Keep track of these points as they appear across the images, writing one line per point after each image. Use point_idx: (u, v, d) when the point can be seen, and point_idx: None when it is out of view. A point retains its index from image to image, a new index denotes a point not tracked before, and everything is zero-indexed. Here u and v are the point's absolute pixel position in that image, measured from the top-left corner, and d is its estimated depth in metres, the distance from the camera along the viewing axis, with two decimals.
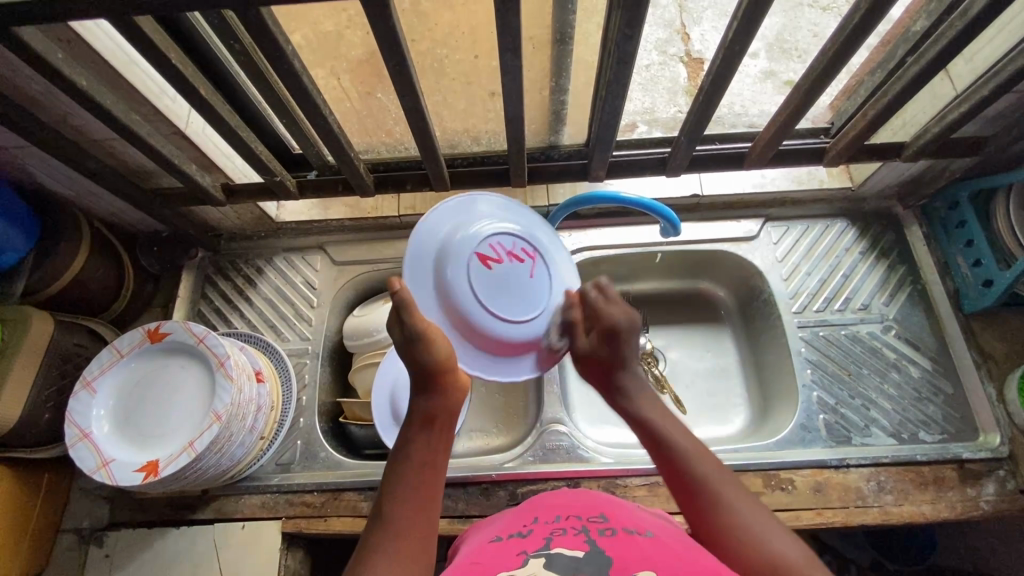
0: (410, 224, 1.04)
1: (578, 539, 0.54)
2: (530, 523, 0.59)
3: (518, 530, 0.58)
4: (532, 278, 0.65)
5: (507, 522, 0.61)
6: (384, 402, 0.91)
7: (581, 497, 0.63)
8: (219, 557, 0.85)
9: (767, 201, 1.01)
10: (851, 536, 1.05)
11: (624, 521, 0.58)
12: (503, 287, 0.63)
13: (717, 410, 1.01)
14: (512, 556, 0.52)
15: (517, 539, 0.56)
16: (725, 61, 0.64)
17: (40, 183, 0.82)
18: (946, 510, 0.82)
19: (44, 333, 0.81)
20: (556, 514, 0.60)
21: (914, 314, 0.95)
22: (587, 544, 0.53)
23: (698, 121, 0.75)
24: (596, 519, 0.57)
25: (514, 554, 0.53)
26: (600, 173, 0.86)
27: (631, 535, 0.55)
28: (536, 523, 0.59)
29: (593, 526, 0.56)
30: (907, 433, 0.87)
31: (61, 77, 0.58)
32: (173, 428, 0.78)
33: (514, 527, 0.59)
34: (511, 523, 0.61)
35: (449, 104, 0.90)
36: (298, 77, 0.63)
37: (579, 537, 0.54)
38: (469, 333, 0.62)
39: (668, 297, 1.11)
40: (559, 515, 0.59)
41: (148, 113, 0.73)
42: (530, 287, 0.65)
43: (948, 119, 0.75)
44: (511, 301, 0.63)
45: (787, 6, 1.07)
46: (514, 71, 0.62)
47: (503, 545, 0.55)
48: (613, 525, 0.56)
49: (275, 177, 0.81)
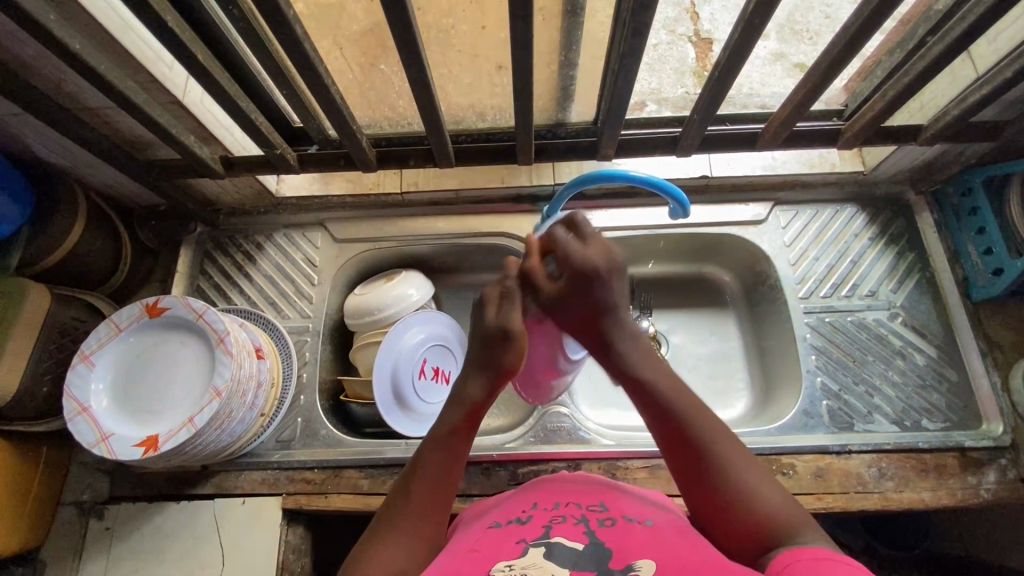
0: (412, 202, 1.03)
1: (579, 529, 0.54)
2: (529, 509, 0.59)
3: (517, 515, 0.58)
4: None
5: (506, 508, 0.61)
6: (387, 389, 0.91)
7: (582, 483, 0.63)
8: (219, 531, 0.85)
9: (776, 184, 0.99)
10: (844, 521, 1.07)
11: (624, 509, 0.58)
12: None
13: (719, 394, 1.01)
14: (511, 544, 0.53)
15: (516, 524, 0.56)
16: (743, 38, 0.62)
17: (35, 152, 0.80)
18: (946, 497, 0.82)
19: (41, 306, 0.80)
20: (556, 500, 0.59)
21: (921, 302, 0.94)
22: (587, 534, 0.53)
23: (710, 98, 0.73)
24: (596, 508, 0.58)
25: (513, 543, 0.53)
26: (609, 151, 0.84)
27: (631, 523, 0.55)
28: (535, 508, 0.59)
29: (594, 515, 0.56)
30: (910, 420, 0.87)
31: (53, 39, 0.55)
32: (175, 405, 0.77)
33: (513, 512, 0.59)
34: (511, 508, 0.61)
35: (454, 77, 0.87)
36: (300, 44, 0.60)
37: (579, 526, 0.54)
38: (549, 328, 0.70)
39: (672, 281, 1.10)
40: (560, 502, 0.59)
41: (144, 81, 0.70)
42: None
43: (968, 101, 0.73)
44: None
45: None
46: (525, 42, 0.60)
47: (504, 531, 0.55)
48: (613, 513, 0.56)
49: (276, 150, 0.79)
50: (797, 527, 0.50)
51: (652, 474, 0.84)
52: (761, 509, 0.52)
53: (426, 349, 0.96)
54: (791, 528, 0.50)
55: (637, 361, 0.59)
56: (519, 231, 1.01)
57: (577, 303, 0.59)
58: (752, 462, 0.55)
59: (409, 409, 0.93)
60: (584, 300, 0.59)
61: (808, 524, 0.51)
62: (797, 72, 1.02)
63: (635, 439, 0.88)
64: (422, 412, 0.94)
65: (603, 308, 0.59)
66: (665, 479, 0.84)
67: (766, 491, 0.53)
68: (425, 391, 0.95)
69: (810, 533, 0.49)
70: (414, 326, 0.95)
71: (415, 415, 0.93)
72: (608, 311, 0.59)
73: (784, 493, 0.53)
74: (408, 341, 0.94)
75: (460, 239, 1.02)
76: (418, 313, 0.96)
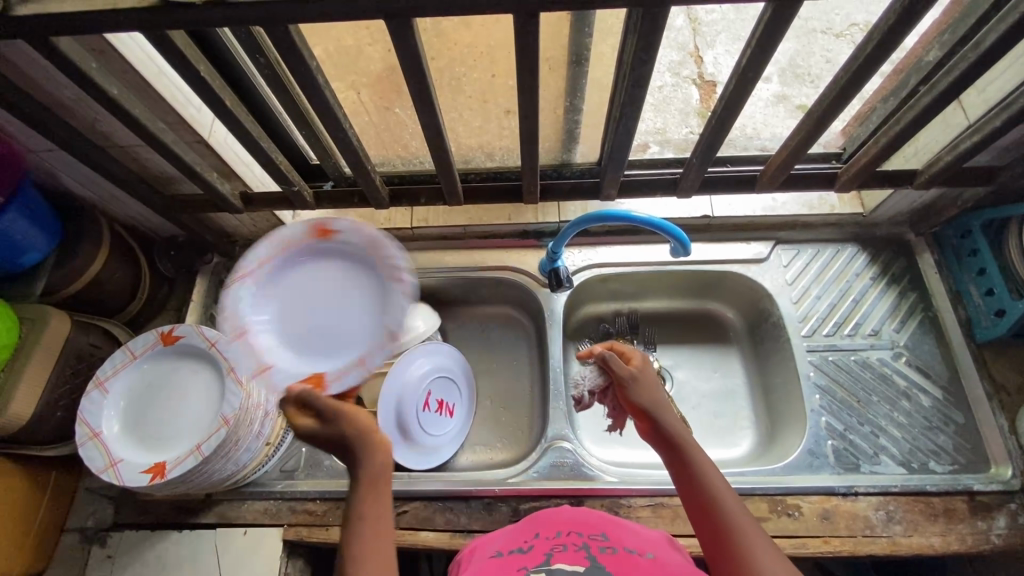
0: (422, 237, 1.06)
1: (578, 555, 0.57)
2: (531, 539, 0.63)
3: (519, 545, 0.62)
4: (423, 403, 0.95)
5: (508, 537, 0.65)
6: (389, 420, 0.91)
7: (584, 514, 0.67)
8: (219, 562, 0.85)
9: (778, 224, 1.02)
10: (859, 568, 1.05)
11: (624, 539, 0.61)
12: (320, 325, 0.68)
13: (724, 433, 1.00)
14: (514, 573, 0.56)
15: (518, 553, 0.60)
16: (737, 90, 0.66)
17: (65, 186, 0.84)
18: (956, 542, 0.80)
19: (61, 332, 0.82)
20: (557, 530, 0.63)
21: (924, 342, 0.94)
22: (587, 559, 0.56)
23: (708, 143, 0.76)
24: (597, 537, 0.61)
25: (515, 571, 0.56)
26: (612, 191, 0.86)
27: (630, 554, 0.58)
28: (536, 538, 0.63)
29: (594, 543, 0.60)
30: (917, 462, 0.86)
31: (92, 85, 0.60)
32: (182, 432, 0.78)
33: (515, 543, 0.63)
34: (512, 539, 0.64)
35: (464, 120, 0.91)
36: (321, 91, 0.64)
37: (580, 551, 0.58)
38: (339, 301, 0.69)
39: (676, 317, 1.11)
40: (561, 531, 0.63)
41: (173, 122, 0.74)
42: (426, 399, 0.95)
43: (960, 149, 0.75)
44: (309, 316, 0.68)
45: (800, 33, 1.10)
46: (531, 91, 0.64)
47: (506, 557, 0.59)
48: (614, 543, 0.60)
49: (294, 187, 0.83)
50: None
51: (655, 512, 0.84)
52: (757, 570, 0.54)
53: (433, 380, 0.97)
54: None
55: (665, 413, 0.66)
56: (525, 266, 1.03)
57: (637, 390, 0.68)
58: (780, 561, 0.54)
59: (410, 441, 0.94)
60: (645, 384, 0.68)
61: None
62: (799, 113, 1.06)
63: (639, 476, 0.88)
64: (423, 443, 0.95)
65: (637, 387, 0.68)
66: (668, 517, 0.83)
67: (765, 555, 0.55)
68: (428, 422, 0.96)
69: None
70: (422, 356, 0.97)
71: (414, 447, 0.94)
72: (648, 392, 0.68)
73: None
74: (416, 371, 0.95)
75: (467, 273, 1.04)
76: (428, 343, 0.98)
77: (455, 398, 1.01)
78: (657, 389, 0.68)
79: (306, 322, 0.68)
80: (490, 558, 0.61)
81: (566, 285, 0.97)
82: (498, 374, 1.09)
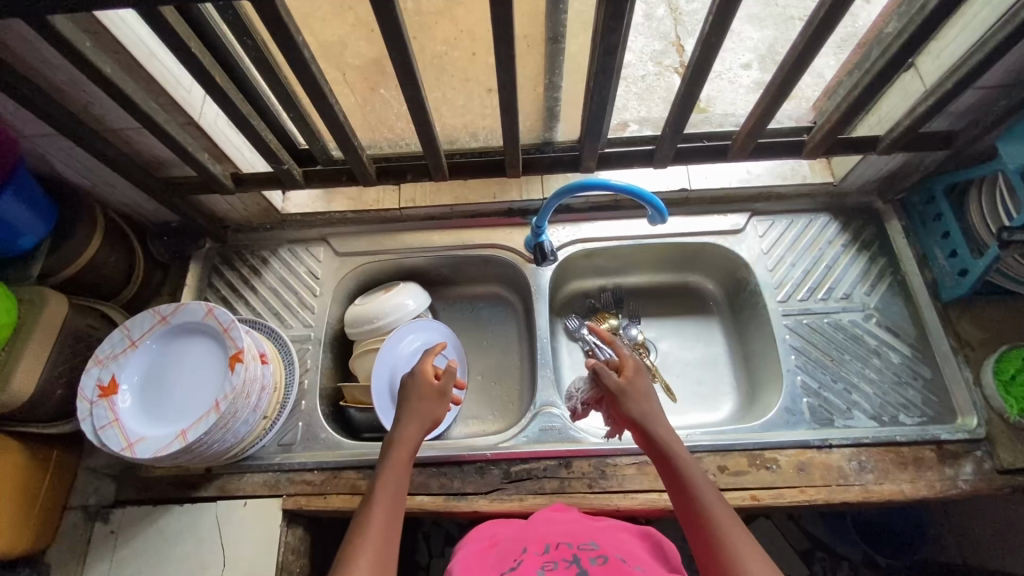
0: (410, 216, 1.09)
1: (571, 572, 0.62)
2: (522, 552, 0.68)
3: (511, 563, 0.66)
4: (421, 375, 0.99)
5: (498, 555, 0.69)
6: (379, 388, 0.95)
7: (573, 528, 0.73)
8: (220, 532, 0.87)
9: (752, 196, 1.06)
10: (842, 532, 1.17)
11: (613, 548, 0.67)
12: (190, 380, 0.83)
13: (706, 398, 1.04)
14: None
15: (511, 571, 0.64)
16: (703, 57, 0.69)
17: (59, 172, 0.87)
18: (925, 488, 0.84)
19: (59, 313, 0.84)
20: (547, 544, 0.69)
21: (894, 304, 0.98)
22: (581, 575, 0.62)
23: (679, 111, 0.79)
24: (586, 547, 0.67)
25: None
26: (591, 163, 0.90)
27: (620, 563, 0.64)
28: (528, 551, 0.68)
29: (585, 555, 0.65)
30: (888, 415, 0.90)
31: (86, 63, 0.62)
32: (193, 402, 0.81)
33: (507, 561, 0.67)
34: (504, 556, 0.68)
35: (449, 100, 0.95)
36: (307, 66, 0.67)
37: (572, 568, 0.63)
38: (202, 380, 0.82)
39: (659, 290, 1.15)
40: (551, 545, 0.69)
41: (164, 104, 0.77)
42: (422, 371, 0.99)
43: (917, 113, 0.80)
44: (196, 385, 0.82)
45: (778, 21, 1.12)
46: (508, 61, 0.67)
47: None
48: (602, 551, 0.66)
49: (283, 165, 0.86)
50: None
51: (640, 470, 0.87)
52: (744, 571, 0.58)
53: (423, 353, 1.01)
54: None
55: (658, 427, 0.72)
56: (511, 242, 1.06)
57: (628, 400, 0.75)
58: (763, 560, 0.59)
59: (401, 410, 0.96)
60: (631, 397, 0.75)
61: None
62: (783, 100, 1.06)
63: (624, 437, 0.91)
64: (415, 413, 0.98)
65: (627, 398, 0.75)
66: (652, 474, 0.87)
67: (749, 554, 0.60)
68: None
69: None
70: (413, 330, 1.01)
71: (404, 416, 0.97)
72: (635, 404, 0.74)
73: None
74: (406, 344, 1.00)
75: (455, 251, 1.07)
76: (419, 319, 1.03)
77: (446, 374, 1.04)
78: (649, 401, 0.75)
79: (160, 385, 0.83)
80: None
81: (550, 259, 1.00)
82: (487, 350, 1.12)
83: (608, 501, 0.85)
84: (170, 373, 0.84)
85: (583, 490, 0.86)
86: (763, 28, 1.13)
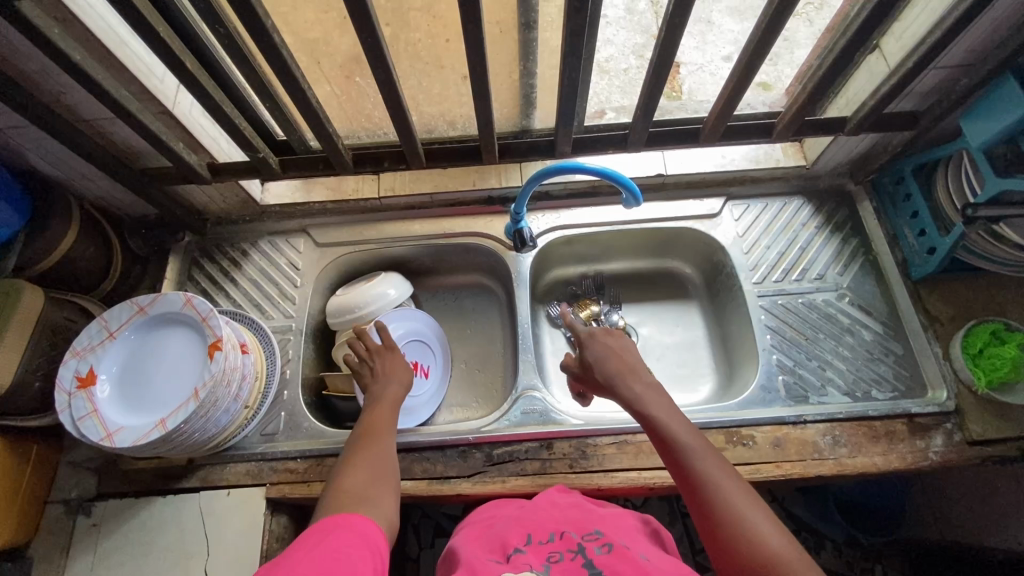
0: (390, 206, 1.09)
1: (575, 561, 0.62)
2: (527, 540, 0.68)
3: (516, 547, 0.66)
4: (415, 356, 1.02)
5: (502, 540, 0.69)
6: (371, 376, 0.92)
7: (576, 516, 0.73)
8: (204, 522, 0.87)
9: (728, 180, 1.07)
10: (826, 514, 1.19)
11: (616, 536, 0.68)
12: (171, 371, 0.83)
13: (686, 380, 1.06)
14: (518, 565, 0.62)
15: (517, 554, 0.65)
16: (669, 38, 0.71)
17: (33, 165, 0.86)
18: (897, 460, 0.86)
19: (34, 307, 0.84)
20: (552, 533, 0.69)
21: (865, 283, 1.00)
22: (584, 564, 0.61)
23: (648, 96, 0.81)
24: (591, 537, 0.67)
25: (519, 564, 0.62)
26: (566, 148, 0.91)
27: (625, 549, 0.64)
28: (533, 540, 0.68)
29: (589, 544, 0.66)
30: (861, 391, 0.92)
31: (55, 49, 0.62)
32: (173, 392, 0.81)
33: (511, 544, 0.67)
34: (507, 539, 0.69)
35: (424, 88, 0.96)
36: (278, 51, 0.68)
37: (577, 557, 0.63)
38: (184, 373, 0.82)
39: (639, 276, 1.16)
40: (556, 535, 0.69)
41: (137, 92, 0.77)
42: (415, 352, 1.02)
43: (881, 93, 0.82)
44: (177, 377, 0.82)
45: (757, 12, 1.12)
46: (478, 44, 0.68)
47: (510, 559, 0.63)
48: (607, 539, 0.66)
49: (259, 154, 0.86)
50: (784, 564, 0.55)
51: (620, 449, 0.89)
52: (756, 540, 0.58)
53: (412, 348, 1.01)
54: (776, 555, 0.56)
55: (651, 406, 0.72)
56: (490, 230, 1.07)
57: (606, 368, 0.79)
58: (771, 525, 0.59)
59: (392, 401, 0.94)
60: (608, 360, 0.80)
61: (794, 552, 0.56)
62: (760, 89, 1.06)
63: (603, 419, 0.93)
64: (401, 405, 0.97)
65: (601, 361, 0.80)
66: (632, 453, 0.88)
67: (760, 524, 0.59)
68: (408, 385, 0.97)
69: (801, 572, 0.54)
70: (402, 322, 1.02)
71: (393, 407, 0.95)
72: (609, 364, 0.79)
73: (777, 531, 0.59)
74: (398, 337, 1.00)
75: (435, 240, 1.08)
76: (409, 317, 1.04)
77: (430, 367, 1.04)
78: (621, 360, 0.80)
79: (139, 375, 0.83)
80: (489, 562, 0.64)
81: (529, 245, 1.02)
82: (470, 339, 1.12)
83: (589, 480, 0.86)
84: (151, 364, 0.84)
85: (564, 471, 0.88)
86: (743, 19, 1.13)
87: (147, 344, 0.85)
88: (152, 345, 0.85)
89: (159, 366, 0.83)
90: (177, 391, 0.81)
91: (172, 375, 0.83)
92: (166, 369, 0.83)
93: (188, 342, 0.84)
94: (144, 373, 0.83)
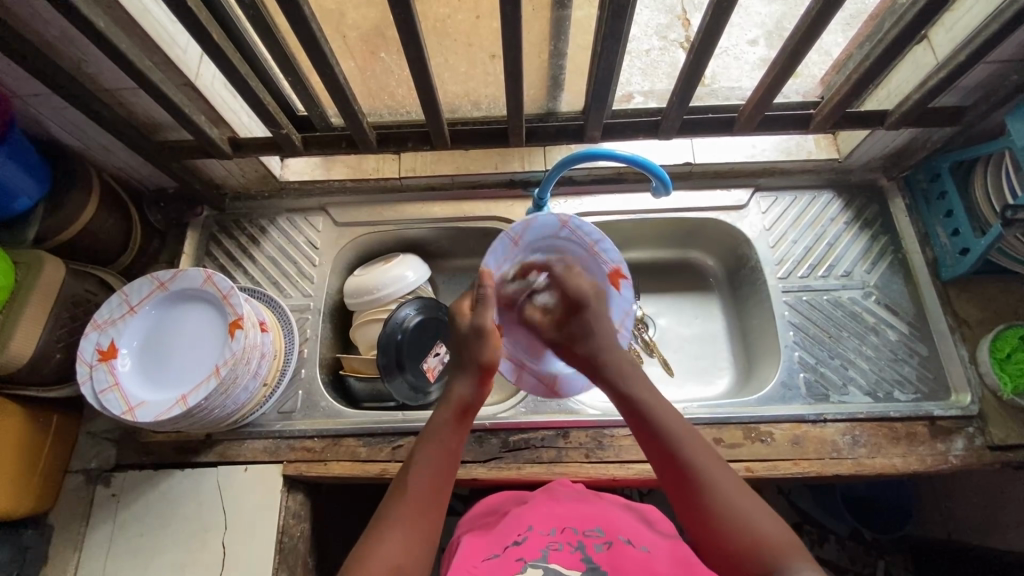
0: (410, 187, 1.07)
1: (575, 556, 0.64)
2: (525, 531, 0.69)
3: (514, 539, 0.68)
4: (518, 328, 0.88)
5: (502, 530, 0.70)
6: None
7: (577, 504, 0.75)
8: (222, 497, 0.88)
9: (756, 171, 1.05)
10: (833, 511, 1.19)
11: (617, 531, 0.69)
12: (197, 344, 0.83)
13: (704, 372, 1.05)
14: (512, 563, 0.63)
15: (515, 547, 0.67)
16: (712, 26, 0.69)
17: (54, 135, 0.85)
18: (916, 462, 0.86)
19: (55, 279, 0.83)
20: (552, 526, 0.70)
21: (893, 281, 0.98)
22: (583, 561, 0.64)
23: (684, 84, 0.79)
24: (592, 532, 0.69)
25: (514, 562, 0.64)
26: (595, 134, 0.89)
27: (624, 546, 0.66)
28: (531, 531, 0.69)
29: (589, 541, 0.67)
30: (883, 391, 0.91)
31: (79, 15, 0.60)
32: (194, 368, 0.81)
33: (511, 535, 0.69)
34: (507, 530, 0.70)
35: (450, 66, 0.93)
36: (307, 23, 0.66)
37: (576, 553, 0.65)
38: (208, 349, 0.83)
39: (659, 267, 1.15)
40: (556, 528, 0.70)
41: (160, 62, 0.75)
42: (518, 326, 0.88)
43: (927, 86, 0.79)
44: (202, 351, 0.83)
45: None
46: (515, 23, 0.66)
47: (505, 555, 0.65)
48: (608, 536, 0.68)
49: (282, 131, 0.84)
50: (781, 553, 0.55)
51: (637, 441, 0.89)
52: (750, 533, 0.57)
53: (526, 269, 0.86)
54: (775, 548, 0.56)
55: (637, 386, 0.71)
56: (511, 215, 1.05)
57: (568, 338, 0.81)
58: (760, 512, 0.58)
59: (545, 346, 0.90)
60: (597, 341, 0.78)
61: (793, 545, 0.56)
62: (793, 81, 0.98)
63: (620, 410, 0.93)
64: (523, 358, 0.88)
65: (585, 342, 0.78)
66: None
67: (755, 516, 0.58)
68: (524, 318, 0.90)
69: (795, 560, 0.54)
70: (536, 239, 0.83)
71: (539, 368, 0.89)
72: (590, 339, 0.78)
73: (774, 518, 0.58)
74: (542, 268, 0.87)
75: (454, 223, 1.06)
76: (524, 219, 0.80)
77: (491, 268, 0.80)
78: (605, 334, 0.78)
79: (168, 348, 0.83)
80: (487, 559, 0.66)
81: None
82: None
83: (604, 471, 0.87)
84: (179, 338, 0.84)
85: (580, 460, 0.88)
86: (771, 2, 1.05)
87: (177, 318, 0.85)
88: (179, 320, 0.85)
89: (188, 340, 0.84)
90: (199, 367, 0.81)
91: (201, 350, 0.83)
92: (193, 343, 0.83)
93: (213, 319, 0.84)
94: (174, 347, 0.83)
